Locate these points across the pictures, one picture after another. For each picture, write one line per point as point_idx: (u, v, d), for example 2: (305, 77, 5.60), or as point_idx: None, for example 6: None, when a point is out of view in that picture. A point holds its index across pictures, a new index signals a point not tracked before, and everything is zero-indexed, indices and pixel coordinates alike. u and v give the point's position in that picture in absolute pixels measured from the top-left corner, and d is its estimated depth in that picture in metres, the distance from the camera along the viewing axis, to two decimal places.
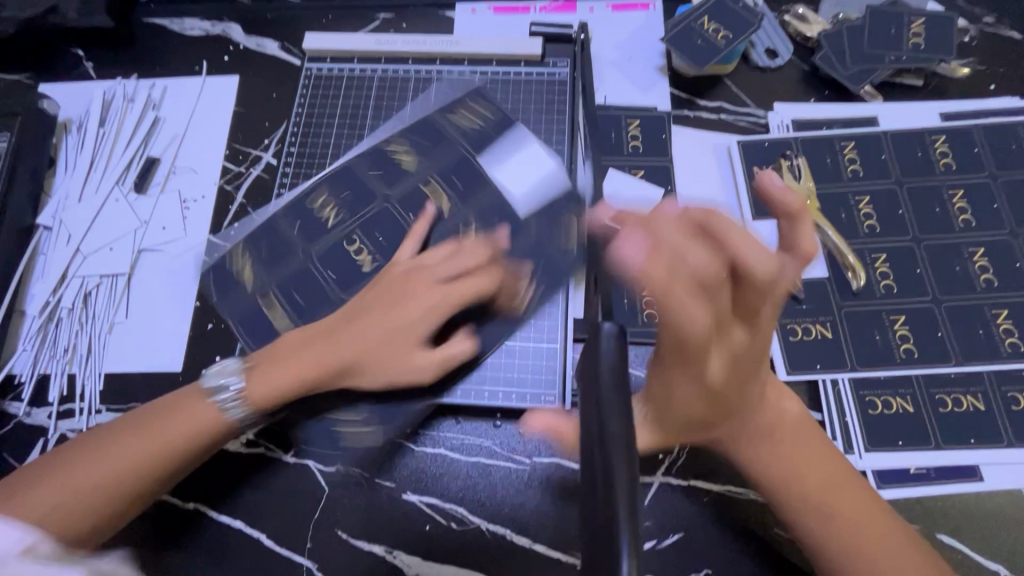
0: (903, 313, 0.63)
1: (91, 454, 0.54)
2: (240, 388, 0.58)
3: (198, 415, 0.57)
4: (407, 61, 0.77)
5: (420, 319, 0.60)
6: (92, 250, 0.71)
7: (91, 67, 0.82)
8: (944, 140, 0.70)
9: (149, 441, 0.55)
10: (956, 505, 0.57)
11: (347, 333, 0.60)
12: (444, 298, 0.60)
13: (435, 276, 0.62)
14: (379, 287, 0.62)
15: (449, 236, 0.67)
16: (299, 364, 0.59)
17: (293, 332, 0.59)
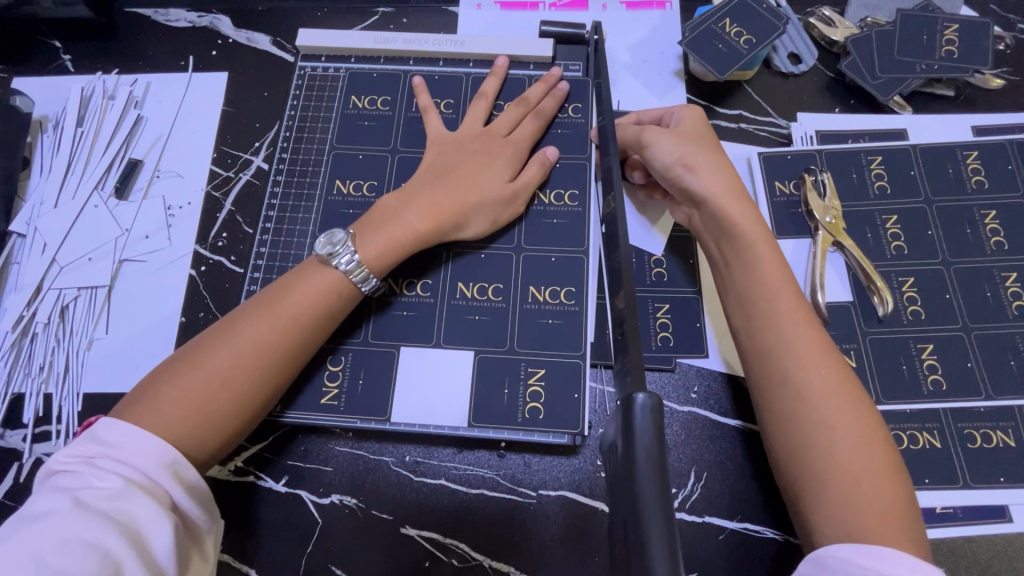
0: (931, 341, 0.59)
1: (171, 382, 0.48)
2: (293, 307, 0.53)
3: (233, 342, 0.50)
4: (408, 62, 0.71)
5: (462, 196, 0.60)
6: (69, 260, 0.67)
7: (68, 60, 0.76)
8: (975, 156, 0.66)
9: (205, 368, 0.49)
10: (982, 546, 0.54)
11: (405, 202, 0.59)
12: (509, 190, 0.61)
13: (473, 178, 0.61)
14: (418, 186, 0.60)
15: (484, 137, 0.64)
16: (394, 217, 0.58)
17: (329, 246, 0.55)
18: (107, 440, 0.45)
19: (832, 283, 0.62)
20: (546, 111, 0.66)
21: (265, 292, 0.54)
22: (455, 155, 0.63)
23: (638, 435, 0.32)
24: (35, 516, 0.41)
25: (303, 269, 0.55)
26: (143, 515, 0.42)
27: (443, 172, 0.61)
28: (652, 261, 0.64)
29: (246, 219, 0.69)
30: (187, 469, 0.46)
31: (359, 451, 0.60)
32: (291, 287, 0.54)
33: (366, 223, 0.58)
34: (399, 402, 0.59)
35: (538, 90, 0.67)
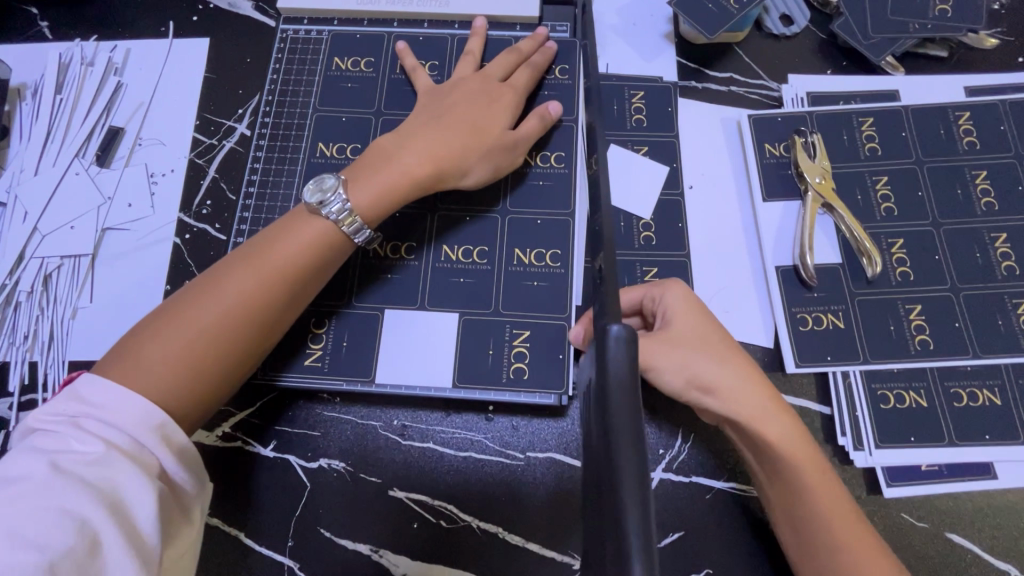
0: (919, 302, 0.59)
1: (156, 334, 0.48)
2: (280, 260, 0.52)
3: (218, 296, 0.49)
4: (392, 24, 0.70)
5: (458, 137, 0.58)
6: (51, 229, 0.66)
7: (45, 26, 0.75)
8: (967, 117, 0.65)
9: (192, 321, 0.48)
10: (968, 503, 0.55)
11: (402, 145, 0.58)
12: (509, 139, 0.60)
13: (473, 125, 0.59)
14: (414, 129, 0.59)
15: (481, 85, 0.63)
16: (391, 158, 0.57)
17: (318, 194, 0.54)
18: (92, 400, 0.43)
19: (820, 245, 0.62)
20: (540, 64, 0.65)
21: (251, 244, 0.53)
22: (452, 100, 0.61)
23: (611, 362, 0.34)
24: (14, 478, 0.40)
25: (290, 219, 0.54)
26: (125, 484, 0.41)
27: (439, 116, 0.60)
28: (640, 225, 0.63)
29: (229, 186, 0.68)
30: (174, 431, 0.45)
31: (346, 415, 0.60)
32: (278, 238, 0.53)
33: (360, 165, 0.57)
34: (388, 366, 0.60)
35: (530, 44, 0.66)
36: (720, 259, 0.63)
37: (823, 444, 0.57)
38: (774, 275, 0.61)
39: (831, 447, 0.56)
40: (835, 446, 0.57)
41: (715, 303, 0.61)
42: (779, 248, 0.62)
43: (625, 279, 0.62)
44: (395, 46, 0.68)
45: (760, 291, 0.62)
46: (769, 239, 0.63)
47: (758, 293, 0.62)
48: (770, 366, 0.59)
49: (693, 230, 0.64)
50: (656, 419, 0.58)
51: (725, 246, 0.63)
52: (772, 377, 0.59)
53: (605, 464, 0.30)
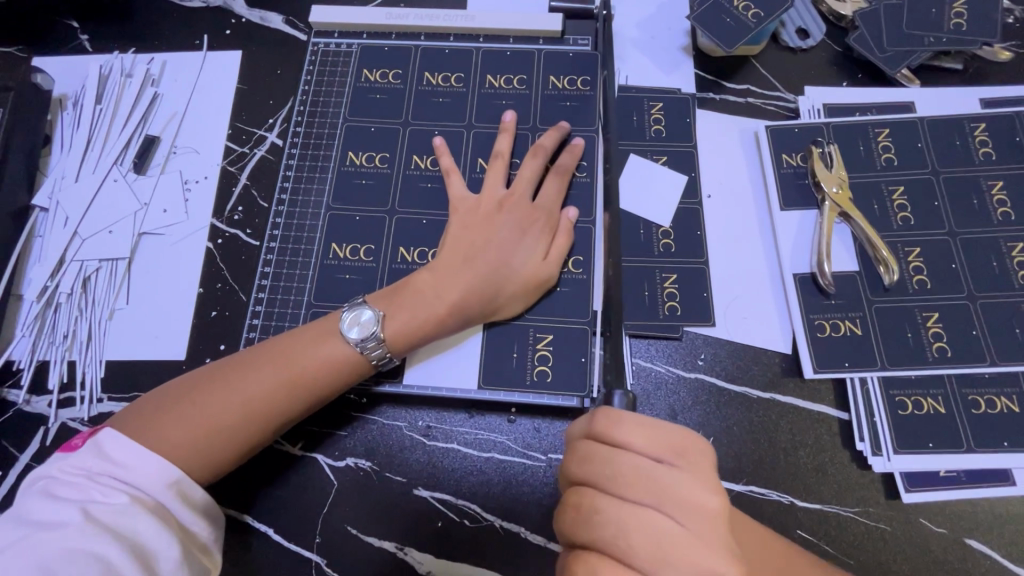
0: (937, 310, 0.60)
1: (177, 412, 0.52)
2: (319, 359, 0.55)
3: (263, 373, 0.54)
4: (419, 38, 0.73)
5: (491, 280, 0.58)
6: (90, 233, 0.69)
7: (86, 40, 0.78)
8: (983, 128, 0.66)
9: (214, 408, 0.52)
10: (986, 508, 0.55)
11: (433, 284, 0.58)
12: (536, 259, 0.60)
13: (502, 255, 0.60)
14: (443, 265, 0.59)
15: (509, 206, 0.62)
16: (417, 298, 0.58)
17: (357, 328, 0.56)
18: (113, 458, 0.48)
19: (838, 253, 0.63)
20: (566, 166, 0.64)
21: (279, 343, 0.56)
22: (483, 230, 0.61)
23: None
24: (45, 525, 0.44)
25: (321, 329, 0.57)
26: (145, 530, 0.45)
27: (470, 250, 0.60)
28: (660, 232, 0.65)
29: (261, 193, 0.70)
30: (189, 486, 0.50)
31: (373, 416, 0.61)
32: (306, 347, 0.55)
33: (386, 298, 0.58)
34: (415, 366, 0.62)
35: (551, 137, 0.65)
36: (738, 266, 0.64)
37: (841, 449, 0.58)
38: (792, 282, 0.63)
39: (849, 452, 0.57)
40: (853, 451, 0.57)
41: (733, 309, 0.62)
42: (797, 256, 0.63)
43: (645, 284, 0.63)
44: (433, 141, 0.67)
45: (778, 298, 0.63)
46: (787, 246, 0.64)
47: (777, 300, 0.63)
48: (788, 372, 0.60)
49: (712, 238, 0.65)
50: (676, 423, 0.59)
51: (744, 255, 0.64)
52: (790, 382, 0.60)
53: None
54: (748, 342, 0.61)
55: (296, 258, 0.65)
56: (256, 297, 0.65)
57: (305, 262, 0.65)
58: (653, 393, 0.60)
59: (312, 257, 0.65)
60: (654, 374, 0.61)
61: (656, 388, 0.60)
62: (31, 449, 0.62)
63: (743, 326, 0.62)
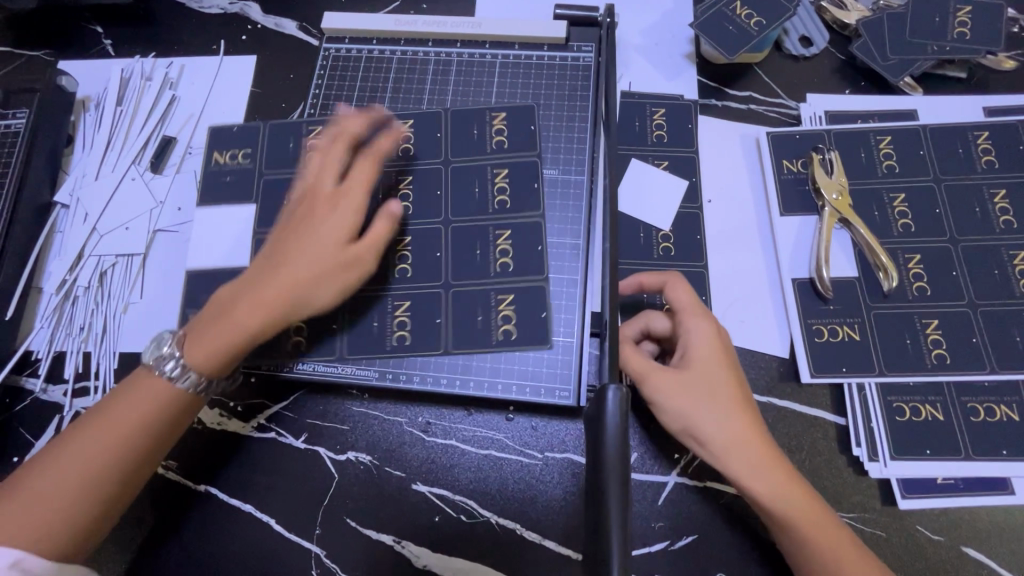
0: (936, 317, 0.60)
1: (9, 493, 0.47)
2: (126, 415, 0.50)
3: (85, 445, 0.49)
4: (427, 43, 0.75)
5: (289, 282, 0.54)
6: (108, 229, 0.71)
7: (109, 44, 0.81)
8: (986, 136, 0.66)
9: (47, 484, 0.48)
10: (985, 517, 0.55)
11: (233, 297, 0.55)
12: (342, 255, 0.56)
13: (303, 249, 0.55)
14: (266, 262, 0.56)
15: (321, 194, 0.58)
16: (238, 313, 0.53)
17: (155, 350, 0.53)
18: None
19: (838, 260, 0.63)
20: (381, 148, 0.61)
21: (102, 403, 0.52)
22: (309, 221, 0.57)
23: (608, 422, 0.38)
24: None
25: (130, 379, 0.53)
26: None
27: (272, 257, 0.56)
28: (659, 236, 0.65)
29: None
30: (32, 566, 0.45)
31: (374, 412, 0.63)
32: (119, 398, 0.52)
33: (203, 321, 0.54)
34: (415, 363, 0.62)
35: (355, 121, 0.62)
36: (737, 270, 0.65)
37: (837, 453, 0.58)
38: (790, 287, 0.63)
39: (846, 457, 0.57)
40: (850, 457, 0.58)
41: (730, 312, 0.63)
42: (796, 260, 0.64)
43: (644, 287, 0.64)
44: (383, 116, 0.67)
45: (776, 302, 0.63)
46: (786, 251, 0.64)
47: (775, 304, 0.63)
48: (786, 376, 0.61)
49: (711, 243, 0.66)
50: None
51: (742, 260, 0.65)
52: (788, 386, 0.60)
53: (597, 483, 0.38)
54: (745, 345, 0.62)
55: None
56: None
57: None
58: None
59: None
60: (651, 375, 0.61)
61: None
62: (46, 436, 0.64)
63: (741, 329, 0.62)
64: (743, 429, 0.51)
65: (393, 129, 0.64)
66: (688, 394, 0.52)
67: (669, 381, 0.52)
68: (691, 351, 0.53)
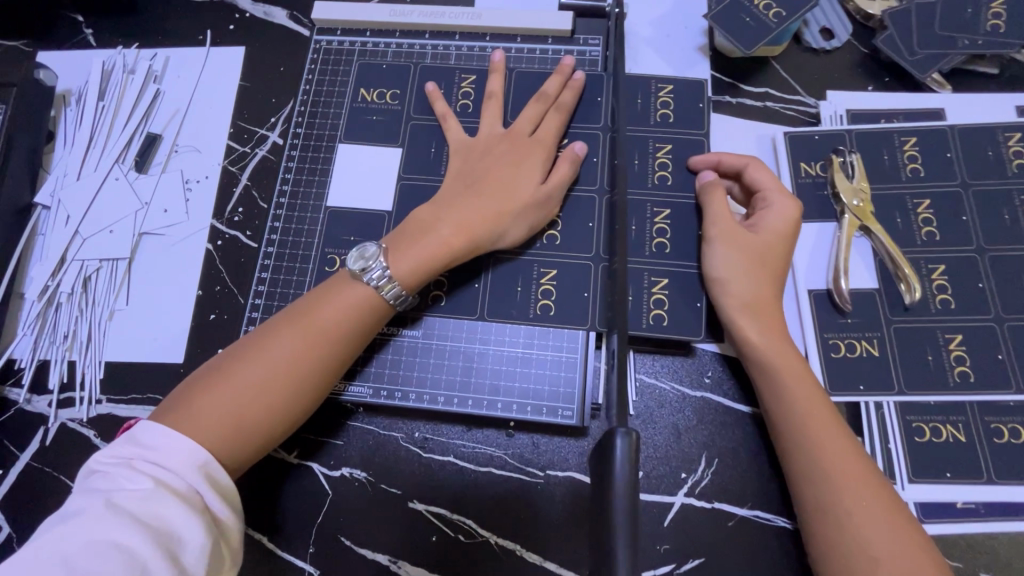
0: (960, 332, 0.57)
1: (208, 387, 0.50)
2: (322, 321, 0.53)
3: (275, 350, 0.51)
4: (424, 35, 0.71)
5: (498, 203, 0.57)
6: (91, 232, 0.68)
7: (90, 34, 0.77)
8: (1018, 138, 0.62)
9: (243, 385, 0.50)
10: (1006, 544, 0.52)
11: (437, 214, 0.57)
12: (541, 192, 0.59)
13: (508, 180, 0.58)
14: (451, 195, 0.59)
15: (512, 138, 0.61)
16: (427, 231, 0.56)
17: (361, 261, 0.54)
18: (143, 443, 0.46)
19: (857, 270, 0.60)
20: (566, 103, 0.63)
21: (299, 304, 0.55)
22: (483, 162, 0.60)
23: (617, 466, 0.32)
24: (71, 514, 0.42)
25: (334, 282, 0.55)
26: (173, 518, 0.43)
27: (473, 181, 0.59)
28: (653, 231, 0.62)
29: (261, 194, 0.69)
30: (218, 471, 0.47)
31: (369, 428, 0.60)
32: (324, 299, 0.54)
33: (399, 237, 0.56)
34: (412, 380, 0.60)
35: (555, 83, 0.64)
36: None
37: None
38: (807, 298, 0.60)
39: None
40: None
41: None
42: (812, 270, 0.61)
43: (631, 288, 0.60)
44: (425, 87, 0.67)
45: (791, 314, 0.60)
46: (803, 260, 0.61)
47: (789, 316, 0.60)
48: None
49: None
50: (680, 442, 0.57)
51: None
52: None
53: (603, 524, 0.31)
54: None
55: (293, 265, 0.64)
56: (254, 303, 0.64)
57: (303, 268, 0.64)
58: (656, 411, 0.58)
59: (310, 264, 0.64)
60: (658, 391, 0.59)
61: (660, 406, 0.59)
62: (31, 449, 0.62)
63: None
64: (820, 425, 0.50)
65: (580, 84, 0.65)
66: (751, 247, 0.56)
67: (739, 234, 0.57)
68: (767, 218, 0.57)
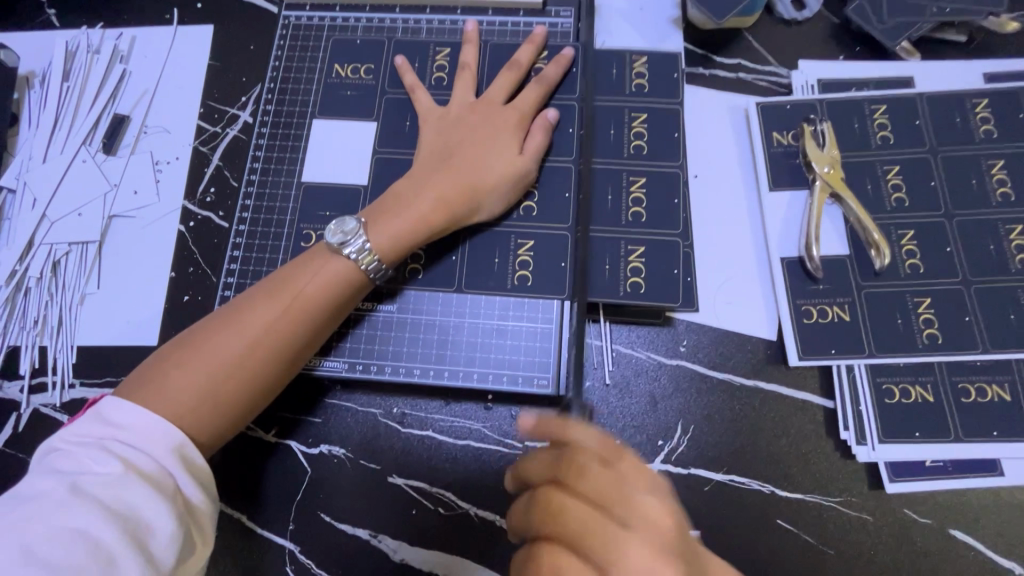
0: (929, 295, 0.58)
1: (177, 363, 0.49)
2: (297, 297, 0.52)
3: (248, 325, 0.50)
4: (395, 10, 0.70)
5: (471, 177, 0.58)
6: (59, 216, 0.67)
7: (53, 14, 0.75)
8: (985, 104, 0.63)
9: (215, 362, 0.49)
10: (972, 499, 0.54)
11: (415, 189, 0.57)
12: (517, 163, 0.59)
13: (483, 152, 0.59)
14: (426, 169, 0.58)
15: (484, 108, 0.61)
16: (406, 206, 0.56)
17: (340, 236, 0.54)
18: (112, 423, 0.45)
19: (828, 237, 0.61)
20: (551, 78, 0.63)
21: (270, 281, 0.54)
22: (458, 133, 0.60)
23: None
24: (34, 495, 0.41)
25: (308, 257, 0.55)
26: (142, 504, 0.42)
27: (448, 155, 0.59)
28: (630, 199, 0.62)
29: (233, 173, 0.68)
30: (192, 450, 0.47)
31: (347, 404, 0.60)
32: (296, 275, 0.53)
33: (379, 211, 0.56)
34: (387, 355, 0.60)
35: (528, 52, 0.64)
36: (724, 250, 0.62)
37: (825, 437, 0.56)
38: (779, 266, 0.60)
39: (833, 441, 0.56)
40: (838, 440, 0.56)
41: (718, 294, 0.60)
42: (784, 239, 0.61)
43: (607, 257, 0.60)
44: (395, 61, 0.67)
45: (764, 281, 0.61)
46: (775, 228, 0.62)
47: (762, 284, 0.61)
48: (773, 359, 0.58)
49: (696, 219, 0.62)
50: (656, 410, 0.58)
51: (729, 239, 0.62)
52: (775, 369, 0.58)
53: None
54: (731, 328, 0.59)
55: (266, 243, 0.64)
56: (227, 282, 0.63)
57: (276, 246, 0.64)
58: (632, 381, 0.59)
59: (284, 243, 0.64)
60: (634, 360, 0.59)
61: (635, 375, 0.59)
62: (3, 435, 0.61)
63: (729, 311, 0.60)
64: None
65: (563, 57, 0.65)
66: None
67: None
68: None
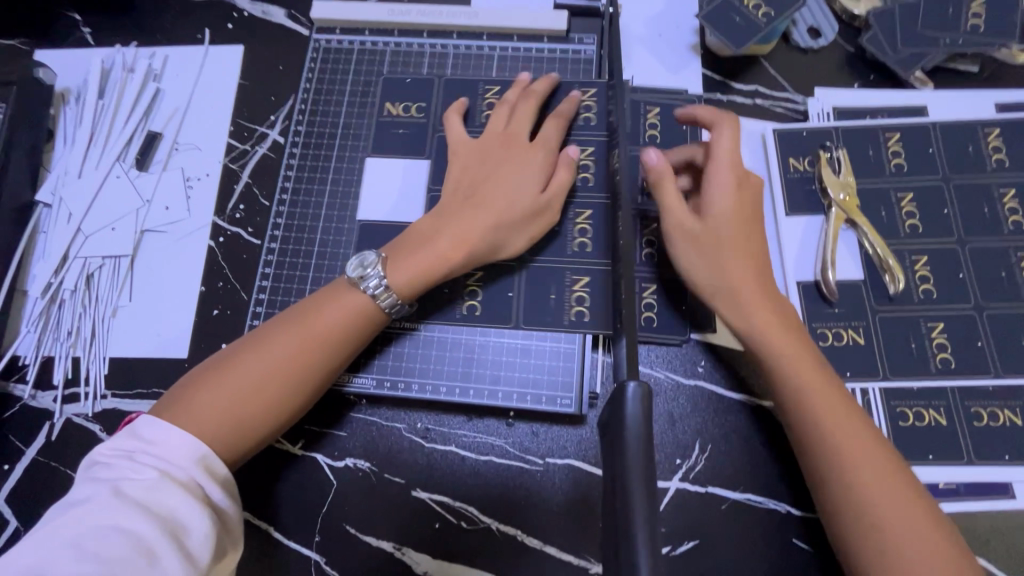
0: (942, 320, 0.59)
1: (208, 384, 0.51)
2: (323, 322, 0.54)
3: (277, 349, 0.52)
4: (423, 34, 0.72)
5: (496, 213, 0.59)
6: (94, 230, 0.69)
7: (89, 33, 0.77)
8: (997, 134, 0.65)
9: (242, 385, 0.51)
10: (985, 522, 0.55)
11: (437, 226, 0.58)
12: (540, 199, 0.60)
13: (507, 189, 0.60)
14: (449, 207, 0.60)
15: (507, 143, 0.63)
16: (428, 242, 0.57)
17: (360, 269, 0.56)
18: (145, 436, 0.47)
19: (843, 261, 0.62)
20: (565, 112, 0.65)
21: (298, 308, 0.56)
22: (482, 170, 0.62)
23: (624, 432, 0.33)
24: (78, 503, 0.43)
25: (335, 285, 0.57)
26: (178, 505, 0.44)
27: (471, 193, 0.60)
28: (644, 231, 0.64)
29: (262, 191, 0.70)
30: (217, 463, 0.48)
31: (374, 418, 0.62)
32: (323, 302, 0.55)
33: (399, 246, 0.58)
34: (414, 371, 0.62)
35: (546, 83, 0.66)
36: None
37: None
38: (796, 290, 0.62)
39: None
40: None
41: None
42: (801, 263, 0.63)
43: None
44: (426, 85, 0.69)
45: None
46: (791, 253, 0.63)
47: None
48: None
49: None
50: (674, 430, 0.59)
51: None
52: None
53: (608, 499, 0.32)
54: None
55: (297, 261, 0.66)
56: (259, 298, 0.65)
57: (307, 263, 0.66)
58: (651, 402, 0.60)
59: (314, 260, 0.66)
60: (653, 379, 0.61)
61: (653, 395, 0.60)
62: (37, 444, 0.63)
63: None
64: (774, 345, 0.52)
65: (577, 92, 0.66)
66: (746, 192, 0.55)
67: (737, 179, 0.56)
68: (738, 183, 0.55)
